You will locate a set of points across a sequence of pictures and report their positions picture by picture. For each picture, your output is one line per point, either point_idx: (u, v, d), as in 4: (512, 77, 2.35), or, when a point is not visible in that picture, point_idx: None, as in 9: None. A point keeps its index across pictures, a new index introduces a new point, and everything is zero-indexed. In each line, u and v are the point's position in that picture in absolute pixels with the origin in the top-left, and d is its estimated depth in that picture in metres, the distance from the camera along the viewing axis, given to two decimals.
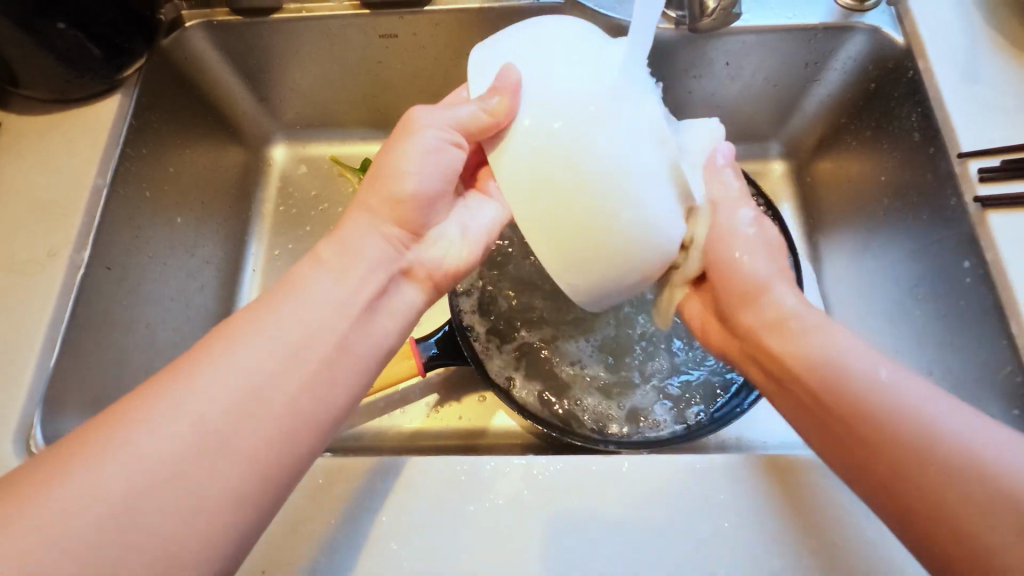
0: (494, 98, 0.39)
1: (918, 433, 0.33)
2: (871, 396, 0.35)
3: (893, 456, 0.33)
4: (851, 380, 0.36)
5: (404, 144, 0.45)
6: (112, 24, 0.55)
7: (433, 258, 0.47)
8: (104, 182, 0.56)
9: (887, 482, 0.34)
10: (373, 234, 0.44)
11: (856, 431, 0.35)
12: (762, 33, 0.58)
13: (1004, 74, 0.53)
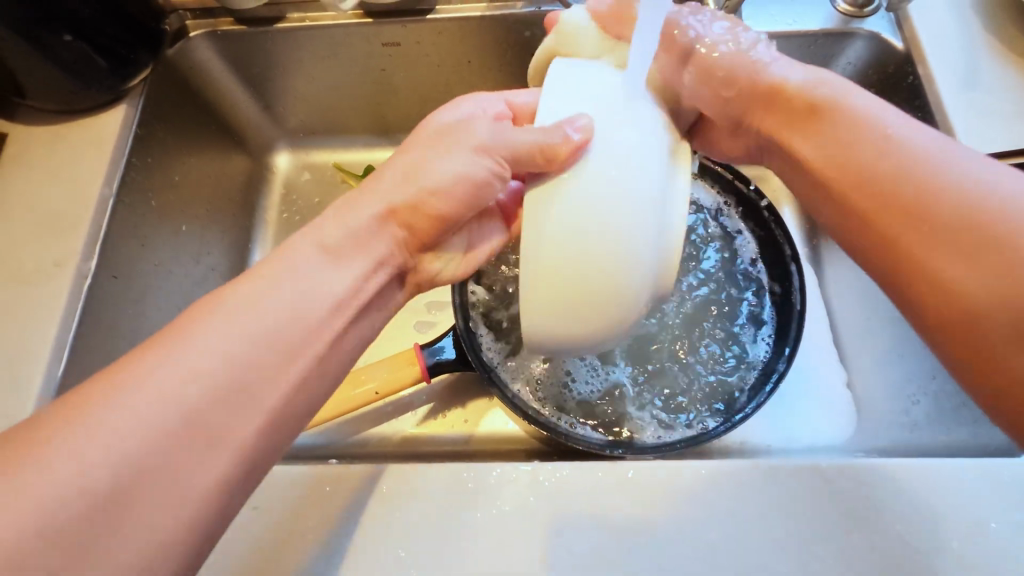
0: (560, 135, 0.34)
1: (964, 202, 0.31)
2: (911, 172, 0.33)
3: (952, 294, 0.30)
4: (931, 181, 0.32)
5: (438, 152, 0.41)
6: (117, 36, 0.56)
7: (431, 269, 0.46)
8: (109, 192, 0.56)
9: (930, 295, 0.32)
10: (380, 234, 0.40)
11: (913, 248, 0.32)
12: (763, 39, 0.59)
13: (1005, 79, 0.53)
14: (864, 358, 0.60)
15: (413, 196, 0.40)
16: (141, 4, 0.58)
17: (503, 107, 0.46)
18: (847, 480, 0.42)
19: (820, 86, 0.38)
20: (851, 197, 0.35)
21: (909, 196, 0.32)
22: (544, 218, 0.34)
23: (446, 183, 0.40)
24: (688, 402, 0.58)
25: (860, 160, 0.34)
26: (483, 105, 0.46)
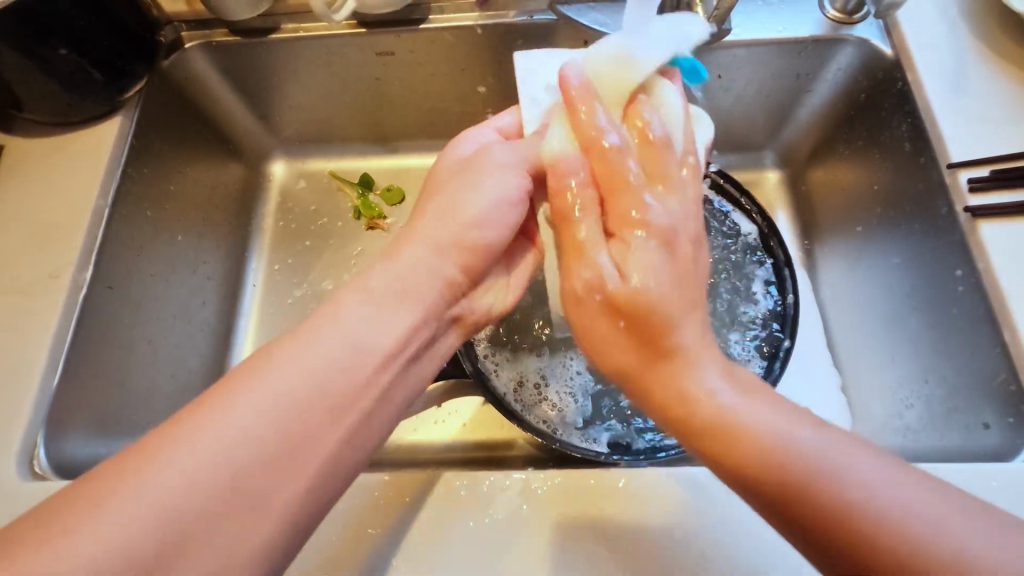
0: (581, 110, 0.41)
1: (765, 456, 0.30)
2: (727, 431, 0.31)
3: (733, 454, 0.31)
4: (692, 386, 0.33)
5: (469, 183, 0.43)
6: (113, 49, 0.56)
7: (482, 305, 0.46)
8: (105, 203, 0.56)
9: (794, 502, 0.29)
10: (431, 280, 0.40)
11: (806, 506, 0.29)
12: (754, 46, 0.59)
13: (994, 85, 0.53)
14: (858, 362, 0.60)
15: (451, 234, 0.41)
16: (137, 16, 0.58)
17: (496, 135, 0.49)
18: None
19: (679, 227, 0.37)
20: (605, 350, 0.37)
21: (701, 424, 0.32)
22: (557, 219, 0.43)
23: (483, 214, 0.42)
24: None
25: (743, 424, 0.31)
26: (481, 137, 0.49)
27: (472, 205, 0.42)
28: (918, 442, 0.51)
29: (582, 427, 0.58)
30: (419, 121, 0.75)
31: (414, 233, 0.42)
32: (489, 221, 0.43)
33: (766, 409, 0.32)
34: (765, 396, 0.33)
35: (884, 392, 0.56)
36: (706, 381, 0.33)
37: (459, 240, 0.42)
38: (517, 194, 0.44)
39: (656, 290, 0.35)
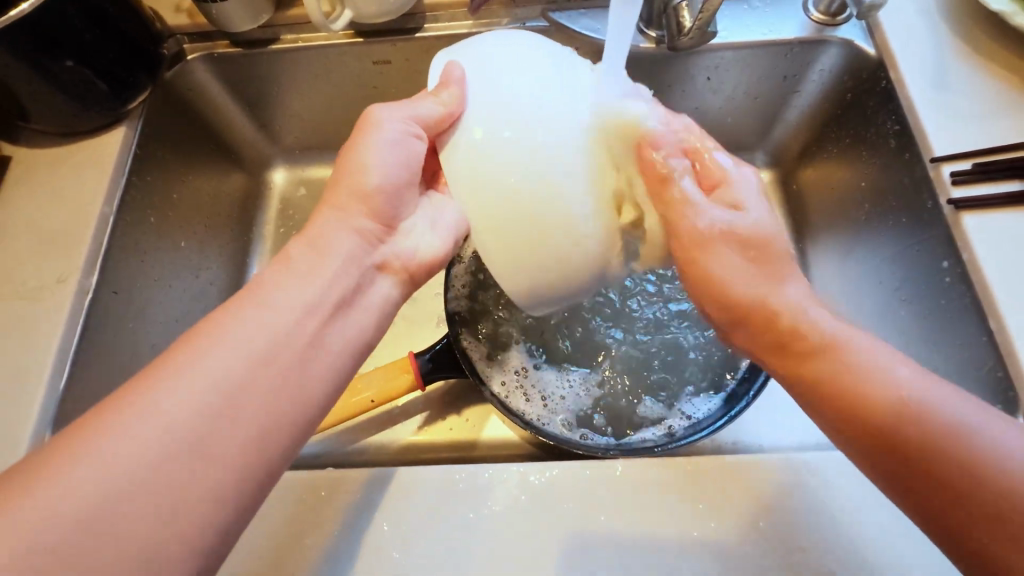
0: (446, 91, 0.41)
1: (972, 460, 0.32)
2: (909, 421, 0.34)
3: (927, 474, 0.33)
4: (862, 361, 0.36)
5: (365, 143, 0.46)
6: (118, 60, 0.57)
7: (407, 249, 0.49)
8: (110, 210, 0.57)
9: (971, 549, 0.32)
10: (343, 230, 0.45)
11: (971, 535, 0.32)
12: (741, 49, 0.61)
13: (976, 80, 0.55)
14: None
15: (348, 194, 0.45)
16: (140, 28, 0.59)
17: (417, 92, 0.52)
18: (828, 474, 0.43)
19: (810, 310, 0.39)
20: (872, 386, 0.35)
21: (856, 401, 0.36)
22: (485, 192, 0.39)
23: (381, 173, 0.46)
24: (667, 398, 0.60)
25: (901, 430, 0.34)
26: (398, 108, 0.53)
27: (372, 166, 0.46)
28: None
29: (562, 417, 0.59)
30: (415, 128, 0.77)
31: (336, 193, 0.46)
32: (385, 175, 0.46)
33: (930, 387, 0.35)
34: (915, 369, 0.36)
35: None
36: (887, 364, 0.36)
37: (364, 197, 0.46)
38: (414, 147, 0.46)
39: (859, 368, 0.36)
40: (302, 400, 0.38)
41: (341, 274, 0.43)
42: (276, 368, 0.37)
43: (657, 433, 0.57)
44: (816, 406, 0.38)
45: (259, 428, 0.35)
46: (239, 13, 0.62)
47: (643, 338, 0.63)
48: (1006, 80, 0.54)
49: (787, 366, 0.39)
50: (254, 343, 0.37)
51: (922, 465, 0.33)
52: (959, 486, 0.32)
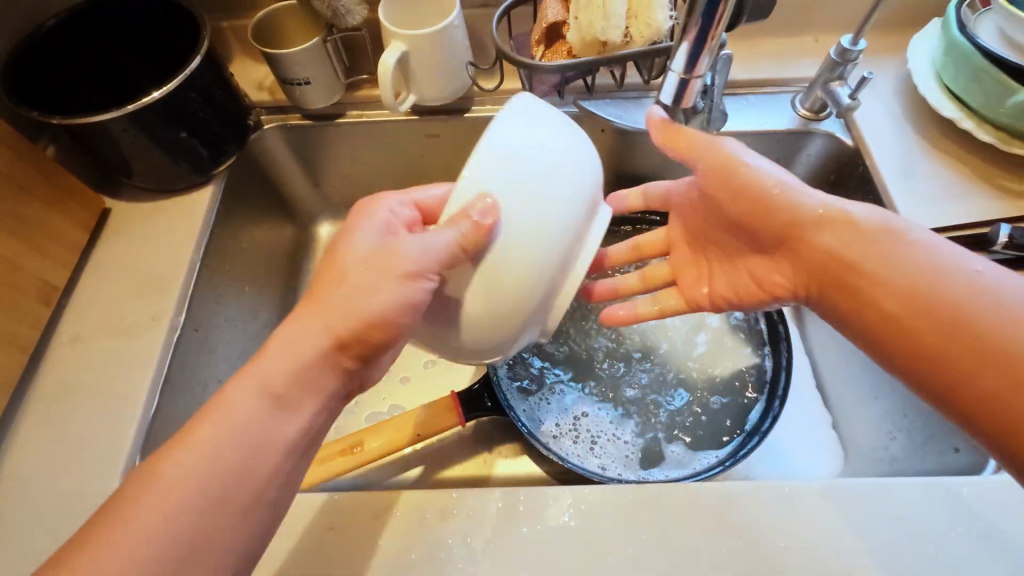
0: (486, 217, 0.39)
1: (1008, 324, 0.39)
2: (917, 258, 0.44)
3: (918, 292, 0.43)
4: (899, 250, 0.45)
5: (365, 288, 0.43)
6: (218, 131, 0.66)
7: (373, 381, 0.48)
8: (196, 257, 0.65)
9: (982, 414, 0.39)
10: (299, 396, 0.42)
11: (971, 371, 0.39)
12: (738, 135, 0.72)
13: (937, 167, 0.65)
14: (842, 402, 0.71)
15: (351, 313, 0.43)
16: (237, 105, 0.69)
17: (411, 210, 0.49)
18: (840, 497, 0.49)
19: (791, 186, 0.50)
20: (882, 264, 0.45)
21: (869, 229, 0.46)
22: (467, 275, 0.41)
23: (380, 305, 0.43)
24: (690, 436, 0.67)
25: (931, 292, 0.42)
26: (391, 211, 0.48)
27: (346, 295, 0.43)
28: (900, 468, 0.61)
29: (602, 456, 0.66)
30: None
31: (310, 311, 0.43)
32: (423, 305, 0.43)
33: (945, 250, 0.44)
34: (903, 221, 0.46)
35: (868, 427, 0.66)
36: (902, 245, 0.45)
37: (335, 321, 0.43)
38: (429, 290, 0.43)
39: (809, 202, 0.49)
40: None
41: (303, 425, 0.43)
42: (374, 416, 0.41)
43: (664, 473, 0.64)
44: (861, 283, 0.46)
45: None
46: (317, 94, 0.72)
47: (670, 381, 0.71)
48: (962, 169, 0.64)
49: (753, 202, 0.50)
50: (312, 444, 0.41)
51: (914, 299, 0.43)
52: (936, 313, 0.41)
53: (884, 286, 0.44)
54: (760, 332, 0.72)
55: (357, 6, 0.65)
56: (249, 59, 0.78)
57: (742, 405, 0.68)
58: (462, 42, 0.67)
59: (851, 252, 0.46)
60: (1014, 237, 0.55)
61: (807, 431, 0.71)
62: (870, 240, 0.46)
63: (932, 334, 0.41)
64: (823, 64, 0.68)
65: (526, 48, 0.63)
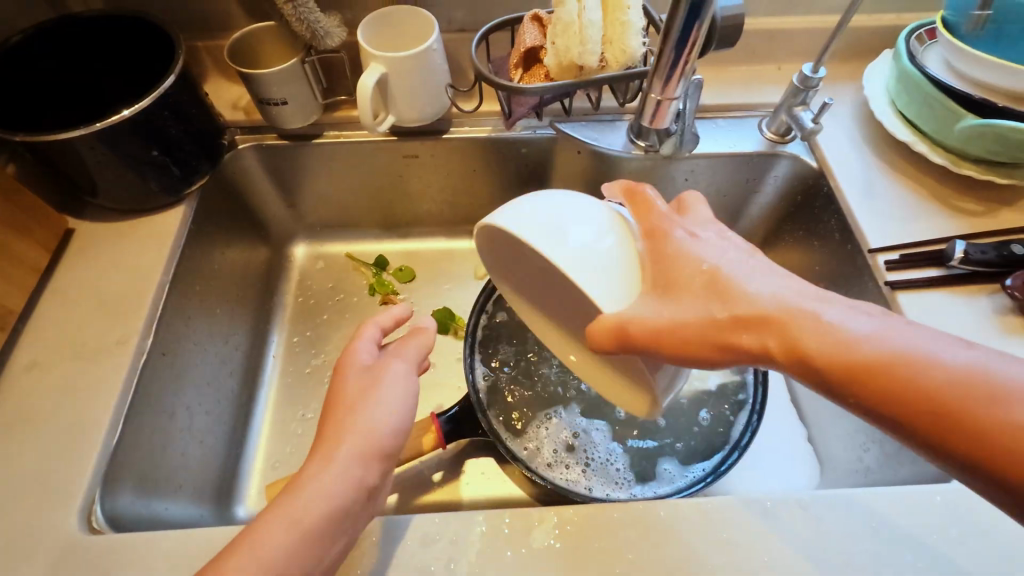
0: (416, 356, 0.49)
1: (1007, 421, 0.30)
2: (865, 351, 0.35)
3: (893, 396, 0.33)
4: (851, 345, 0.35)
5: (391, 396, 0.45)
6: (191, 149, 0.65)
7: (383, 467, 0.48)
8: (166, 279, 0.63)
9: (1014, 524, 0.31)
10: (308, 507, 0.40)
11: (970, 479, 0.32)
12: (708, 157, 0.75)
13: (894, 188, 0.68)
14: (817, 414, 0.73)
15: (388, 414, 0.45)
16: (211, 125, 0.68)
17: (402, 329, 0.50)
18: (820, 510, 0.49)
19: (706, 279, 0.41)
20: (836, 361, 0.35)
21: (790, 325, 0.37)
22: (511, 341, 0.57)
23: (392, 425, 0.44)
24: (682, 452, 0.67)
25: (899, 396, 0.33)
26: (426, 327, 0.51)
27: (377, 402, 0.44)
28: (876, 479, 0.62)
29: (587, 476, 0.66)
30: (430, 209, 0.89)
31: (329, 452, 0.42)
32: (399, 426, 0.44)
33: (894, 329, 0.35)
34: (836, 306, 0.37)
35: (843, 441, 0.68)
36: (848, 339, 0.35)
37: (363, 445, 0.42)
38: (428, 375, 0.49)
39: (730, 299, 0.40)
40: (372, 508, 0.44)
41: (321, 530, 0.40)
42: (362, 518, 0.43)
43: (650, 491, 0.64)
44: (823, 389, 0.36)
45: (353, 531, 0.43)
46: (294, 114, 0.72)
47: None
48: (918, 190, 0.67)
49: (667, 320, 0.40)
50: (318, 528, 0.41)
51: (912, 416, 0.33)
52: (921, 418, 0.32)
53: (847, 394, 0.35)
54: None
55: (335, 29, 0.64)
56: (224, 79, 0.77)
57: (721, 419, 0.69)
58: (440, 65, 0.68)
59: (806, 359, 0.36)
60: (969, 254, 0.58)
61: (784, 443, 0.73)
62: (808, 337, 0.36)
63: (926, 444, 0.33)
64: (786, 90, 0.72)
65: (504, 71, 0.64)
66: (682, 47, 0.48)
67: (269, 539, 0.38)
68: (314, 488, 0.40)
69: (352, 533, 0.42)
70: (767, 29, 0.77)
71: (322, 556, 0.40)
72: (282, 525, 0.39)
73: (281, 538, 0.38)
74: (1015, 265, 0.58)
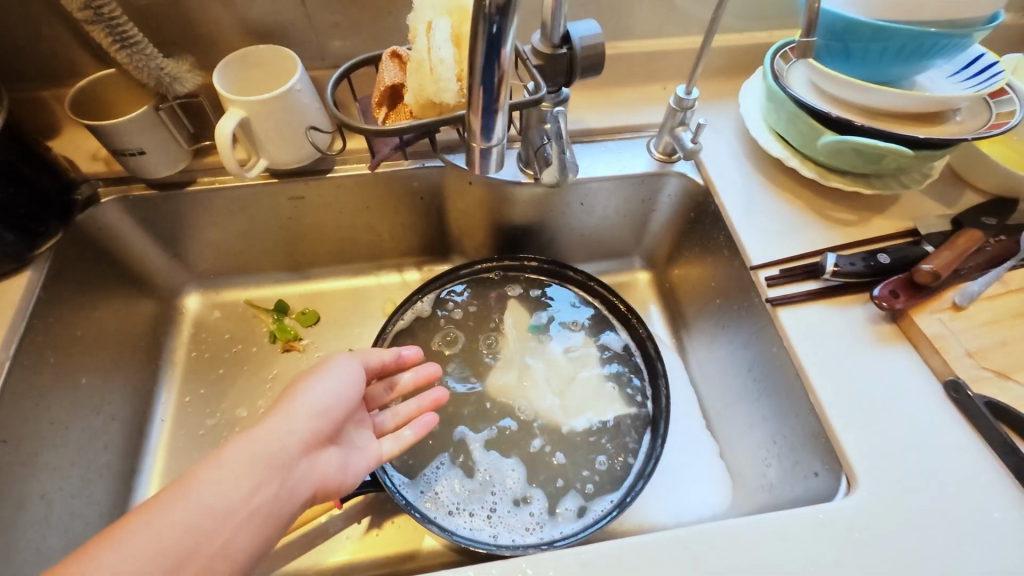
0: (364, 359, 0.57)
1: None
2: None
3: None
4: None
5: (323, 382, 0.52)
6: (29, 213, 0.61)
7: (332, 467, 0.51)
8: (6, 355, 0.59)
9: None
10: (232, 461, 0.44)
11: None
12: (601, 180, 0.75)
13: (775, 202, 0.69)
14: (725, 430, 0.72)
15: (316, 397, 0.50)
16: (56, 181, 0.64)
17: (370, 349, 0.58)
18: (699, 544, 0.49)
19: None
20: None
21: None
22: None
23: (332, 394, 0.51)
24: (588, 485, 0.65)
25: None
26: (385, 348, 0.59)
27: (320, 386, 0.51)
28: (777, 496, 0.62)
29: (493, 522, 0.63)
30: (330, 250, 0.85)
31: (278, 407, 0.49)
32: (335, 397, 0.51)
33: None
34: None
35: (750, 459, 0.67)
36: None
37: (297, 408, 0.49)
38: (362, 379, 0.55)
39: None
40: (292, 486, 0.47)
41: (239, 482, 0.44)
42: (272, 488, 0.45)
43: (559, 531, 0.62)
44: None
45: (268, 499, 0.45)
46: (157, 163, 0.67)
47: (556, 431, 0.69)
48: (796, 202, 0.69)
49: None
50: (226, 483, 0.43)
51: None
52: None
53: None
54: (643, 364, 0.72)
55: (186, 74, 0.63)
56: (81, 131, 0.72)
57: (631, 445, 0.67)
58: (310, 104, 0.65)
59: None
60: (839, 266, 0.60)
61: (697, 463, 0.72)
62: None
63: None
64: (666, 112, 0.72)
65: (371, 110, 0.63)
66: (493, 72, 0.35)
67: (200, 477, 0.43)
68: (255, 436, 0.46)
69: (277, 487, 0.46)
70: (643, 52, 0.78)
71: (245, 500, 0.44)
72: (208, 477, 0.43)
73: (208, 474, 0.43)
74: (882, 274, 0.60)
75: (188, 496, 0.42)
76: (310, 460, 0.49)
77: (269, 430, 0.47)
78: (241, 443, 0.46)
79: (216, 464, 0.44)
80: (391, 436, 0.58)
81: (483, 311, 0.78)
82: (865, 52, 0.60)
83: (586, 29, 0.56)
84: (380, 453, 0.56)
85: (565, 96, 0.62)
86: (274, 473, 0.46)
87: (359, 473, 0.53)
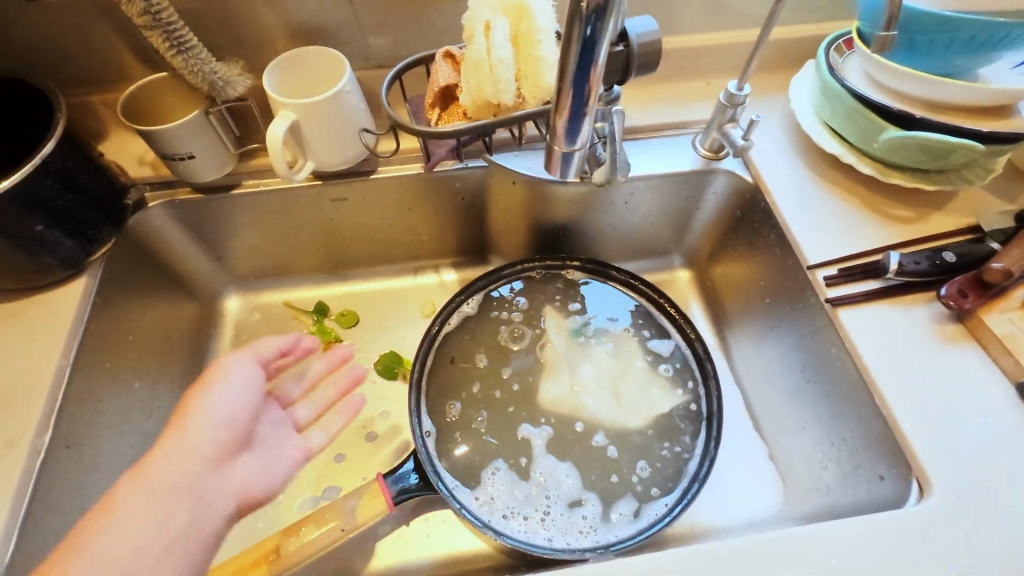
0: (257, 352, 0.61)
1: None
2: None
3: None
4: None
5: (214, 390, 0.55)
6: (87, 219, 0.61)
7: (255, 475, 0.57)
8: (66, 363, 0.59)
9: None
10: (134, 494, 0.48)
11: None
12: (646, 178, 0.74)
13: (829, 199, 0.68)
14: (774, 431, 0.71)
15: (212, 415, 0.54)
16: (109, 187, 0.64)
17: (251, 360, 0.60)
18: (767, 549, 0.48)
19: None
20: None
21: None
22: None
23: (229, 406, 0.55)
24: (642, 487, 0.65)
25: None
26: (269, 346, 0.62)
27: (216, 404, 0.54)
28: (835, 498, 0.61)
29: (546, 526, 0.63)
30: (369, 252, 0.84)
31: (164, 439, 0.52)
32: (234, 407, 0.55)
33: None
34: None
35: (802, 461, 0.67)
36: None
37: (190, 431, 0.52)
38: (257, 380, 0.59)
39: None
40: (214, 505, 0.52)
41: (168, 510, 0.49)
42: (190, 510, 0.50)
43: (614, 535, 0.62)
44: None
45: (201, 513, 0.51)
46: (205, 167, 0.67)
47: (614, 428, 0.69)
48: (851, 199, 0.67)
49: None
50: (117, 528, 0.47)
51: None
52: None
53: None
54: (692, 367, 0.71)
55: (237, 77, 0.62)
56: (126, 135, 0.72)
57: (681, 450, 0.66)
58: (358, 106, 0.64)
59: None
60: (903, 265, 0.58)
61: (747, 464, 0.71)
62: None
63: None
64: (714, 108, 0.70)
65: (421, 110, 0.62)
66: (586, 74, 0.35)
67: (99, 527, 0.46)
68: (148, 472, 0.50)
69: (193, 512, 0.50)
70: (689, 47, 0.77)
71: (163, 534, 0.48)
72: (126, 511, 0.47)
73: (105, 527, 0.46)
74: (946, 273, 0.59)
75: (86, 558, 0.44)
76: (219, 476, 0.53)
77: (161, 464, 0.50)
78: (146, 470, 0.50)
79: (130, 498, 0.48)
80: (316, 431, 0.64)
81: (530, 312, 0.77)
82: (930, 44, 0.58)
83: (642, 25, 0.55)
84: (309, 447, 0.62)
85: (617, 93, 0.60)
86: (188, 496, 0.50)
87: (284, 471, 0.59)
